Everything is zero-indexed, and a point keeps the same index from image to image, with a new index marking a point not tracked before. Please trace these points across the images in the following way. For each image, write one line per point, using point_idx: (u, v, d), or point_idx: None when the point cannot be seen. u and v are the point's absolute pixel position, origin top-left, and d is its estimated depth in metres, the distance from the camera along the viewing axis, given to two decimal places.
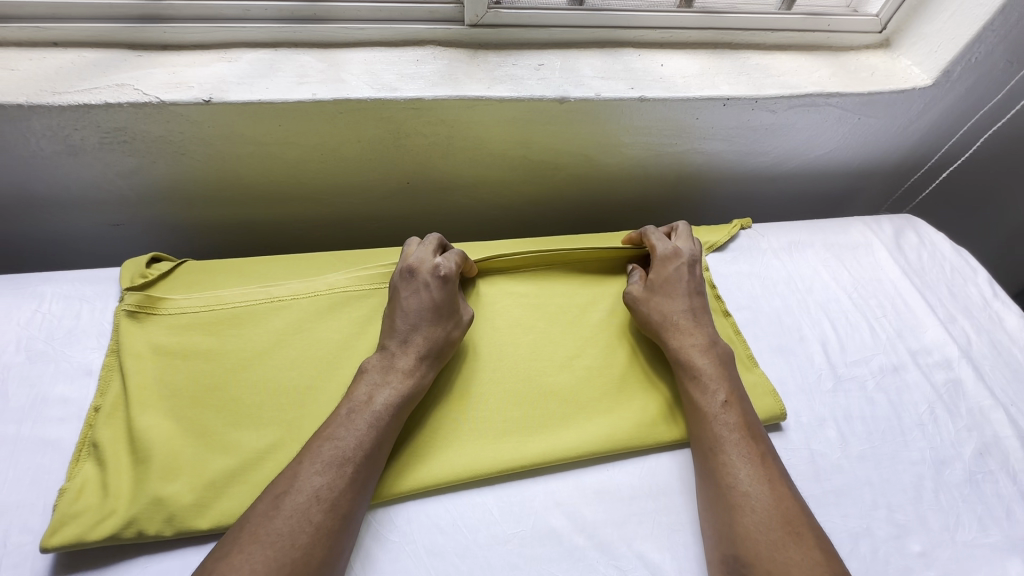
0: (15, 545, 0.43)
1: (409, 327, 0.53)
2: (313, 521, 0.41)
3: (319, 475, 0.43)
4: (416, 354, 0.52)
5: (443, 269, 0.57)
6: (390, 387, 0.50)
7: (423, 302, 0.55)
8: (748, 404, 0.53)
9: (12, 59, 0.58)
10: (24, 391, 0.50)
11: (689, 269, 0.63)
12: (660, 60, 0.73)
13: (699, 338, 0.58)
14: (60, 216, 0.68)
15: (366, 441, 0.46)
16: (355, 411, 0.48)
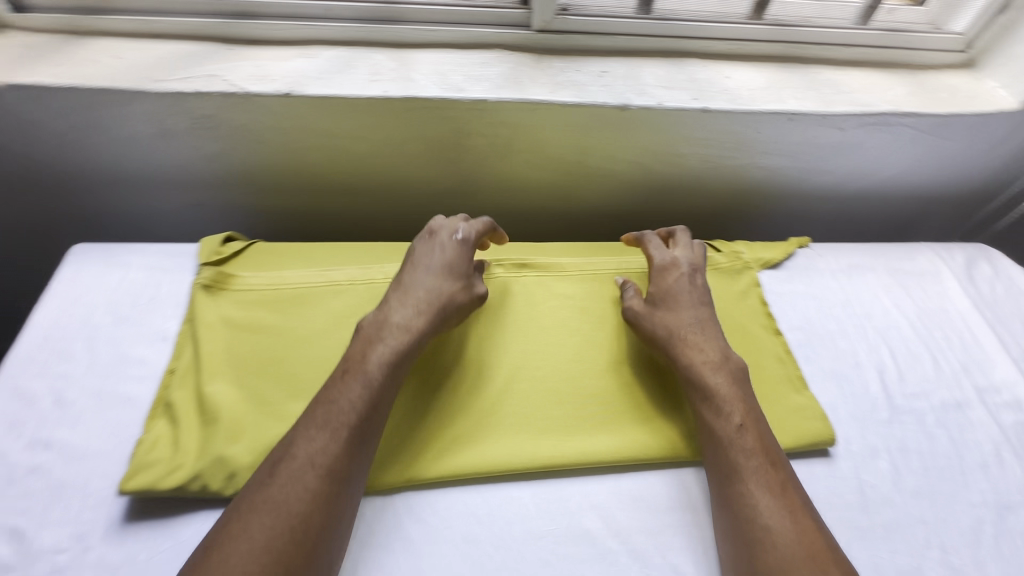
0: (94, 489, 0.47)
1: (410, 286, 0.56)
2: (309, 489, 0.42)
3: (312, 440, 0.44)
4: (422, 309, 0.54)
5: (454, 242, 0.59)
6: (384, 344, 0.51)
7: (438, 263, 0.58)
8: (765, 426, 0.51)
9: (119, 48, 0.64)
10: (110, 350, 0.55)
11: (691, 278, 0.62)
12: (726, 72, 0.73)
13: (712, 353, 0.55)
14: (145, 195, 0.73)
15: (360, 403, 0.47)
16: (348, 371, 0.49)
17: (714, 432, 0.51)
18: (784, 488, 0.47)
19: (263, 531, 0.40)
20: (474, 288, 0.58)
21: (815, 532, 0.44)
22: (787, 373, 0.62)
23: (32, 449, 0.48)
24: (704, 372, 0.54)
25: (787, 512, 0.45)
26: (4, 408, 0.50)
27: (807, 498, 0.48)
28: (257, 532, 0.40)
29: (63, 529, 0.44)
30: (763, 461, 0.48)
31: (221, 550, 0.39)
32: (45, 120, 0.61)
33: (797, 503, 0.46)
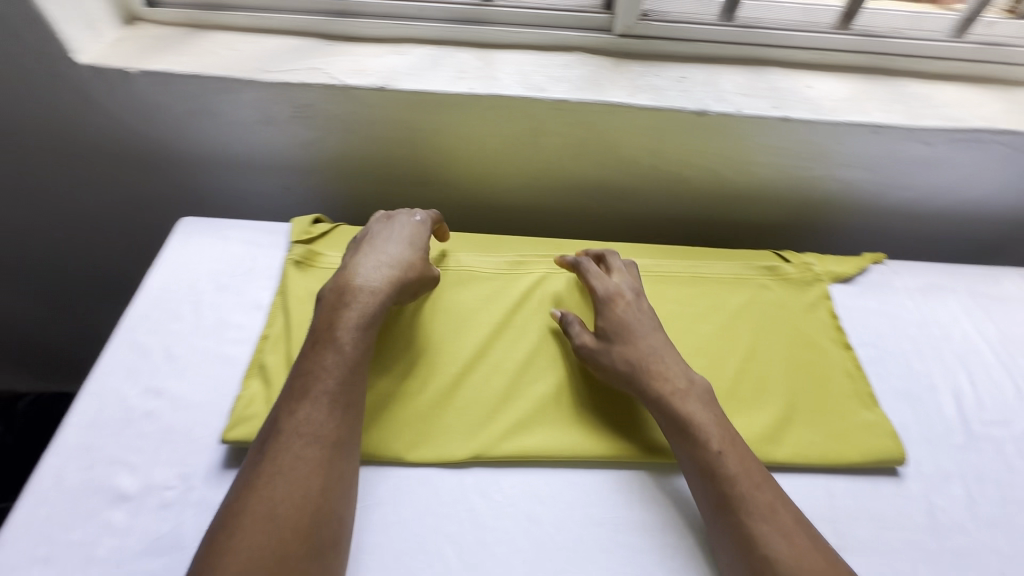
0: (198, 436, 0.52)
1: (374, 255, 0.58)
2: (304, 458, 0.45)
3: (295, 413, 0.47)
4: (386, 275, 0.57)
5: (406, 224, 0.63)
6: (351, 311, 0.53)
7: (395, 238, 0.61)
8: (739, 444, 0.51)
9: (233, 41, 0.70)
10: (213, 314, 0.61)
11: (637, 302, 0.61)
12: (808, 82, 0.72)
13: (677, 380, 0.54)
14: (241, 177, 0.79)
15: (336, 371, 0.50)
16: (320, 345, 0.51)
17: (695, 442, 0.51)
18: (763, 492, 0.48)
19: (266, 499, 0.43)
20: (429, 266, 0.61)
21: (799, 535, 0.46)
22: (857, 389, 0.61)
23: (145, 396, 0.54)
24: (673, 382, 0.54)
25: (773, 524, 0.46)
26: (123, 358, 0.56)
27: (785, 498, 0.49)
28: (260, 501, 0.43)
29: (171, 469, 0.50)
30: (749, 482, 0.49)
31: (231, 522, 0.43)
32: (166, 104, 0.68)
33: (788, 522, 0.46)
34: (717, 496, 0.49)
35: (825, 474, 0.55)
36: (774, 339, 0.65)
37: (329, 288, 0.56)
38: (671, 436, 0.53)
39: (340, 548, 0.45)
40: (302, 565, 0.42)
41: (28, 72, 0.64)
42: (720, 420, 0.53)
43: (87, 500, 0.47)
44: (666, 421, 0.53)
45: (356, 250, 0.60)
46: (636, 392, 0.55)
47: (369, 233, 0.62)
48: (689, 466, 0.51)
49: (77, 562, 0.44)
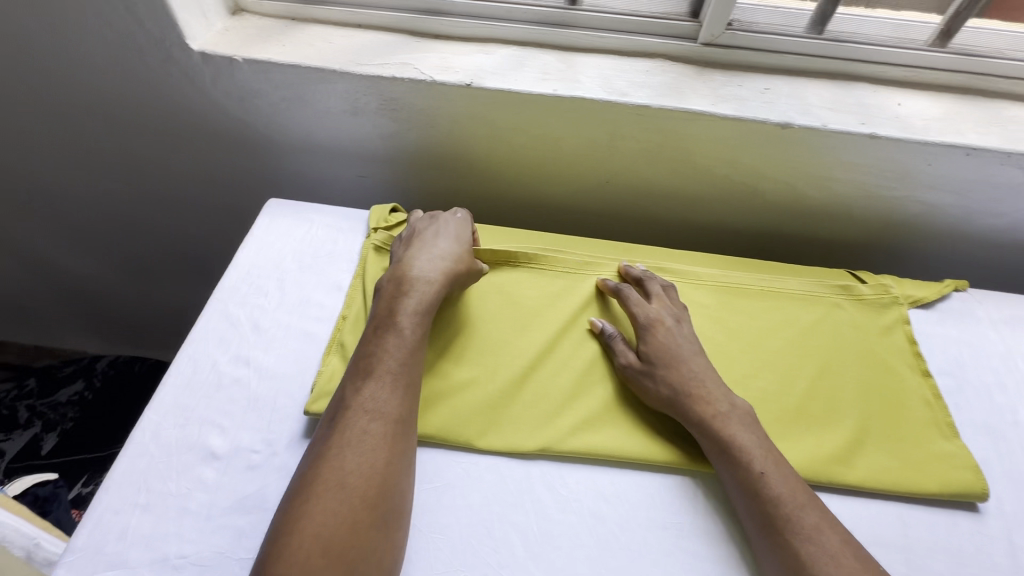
0: (282, 405, 0.55)
1: (426, 249, 0.60)
2: (369, 432, 0.47)
3: (361, 391, 0.49)
4: (439, 266, 0.59)
5: (454, 224, 0.64)
6: (410, 298, 0.55)
7: (443, 233, 0.63)
8: (783, 465, 0.51)
9: (328, 34, 0.73)
10: (296, 292, 0.64)
11: (678, 329, 0.60)
12: (897, 99, 0.70)
13: (719, 404, 0.54)
14: (321, 164, 0.83)
15: (397, 352, 0.52)
16: (380, 328, 0.53)
17: (736, 463, 0.51)
18: (811, 510, 0.48)
19: (337, 468, 0.45)
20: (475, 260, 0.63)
21: (846, 556, 0.45)
22: (935, 418, 0.59)
23: (234, 363, 0.57)
24: (715, 405, 0.54)
25: (822, 545, 0.45)
26: (215, 326, 0.60)
27: (833, 520, 0.48)
28: (331, 470, 0.45)
29: (257, 434, 0.52)
30: (795, 501, 0.48)
31: (304, 488, 0.44)
32: (263, 91, 0.72)
33: (836, 544, 0.45)
34: (761, 515, 0.48)
35: (898, 502, 0.54)
36: (848, 359, 0.63)
37: (386, 280, 0.59)
38: (713, 457, 0.52)
39: (403, 519, 0.46)
40: (370, 532, 0.43)
41: (145, 55, 0.69)
42: (763, 442, 0.52)
43: (181, 455, 0.51)
44: (708, 441, 0.53)
45: (406, 247, 0.62)
46: (677, 413, 0.55)
47: (419, 230, 0.64)
48: (733, 485, 0.51)
49: (172, 512, 0.48)
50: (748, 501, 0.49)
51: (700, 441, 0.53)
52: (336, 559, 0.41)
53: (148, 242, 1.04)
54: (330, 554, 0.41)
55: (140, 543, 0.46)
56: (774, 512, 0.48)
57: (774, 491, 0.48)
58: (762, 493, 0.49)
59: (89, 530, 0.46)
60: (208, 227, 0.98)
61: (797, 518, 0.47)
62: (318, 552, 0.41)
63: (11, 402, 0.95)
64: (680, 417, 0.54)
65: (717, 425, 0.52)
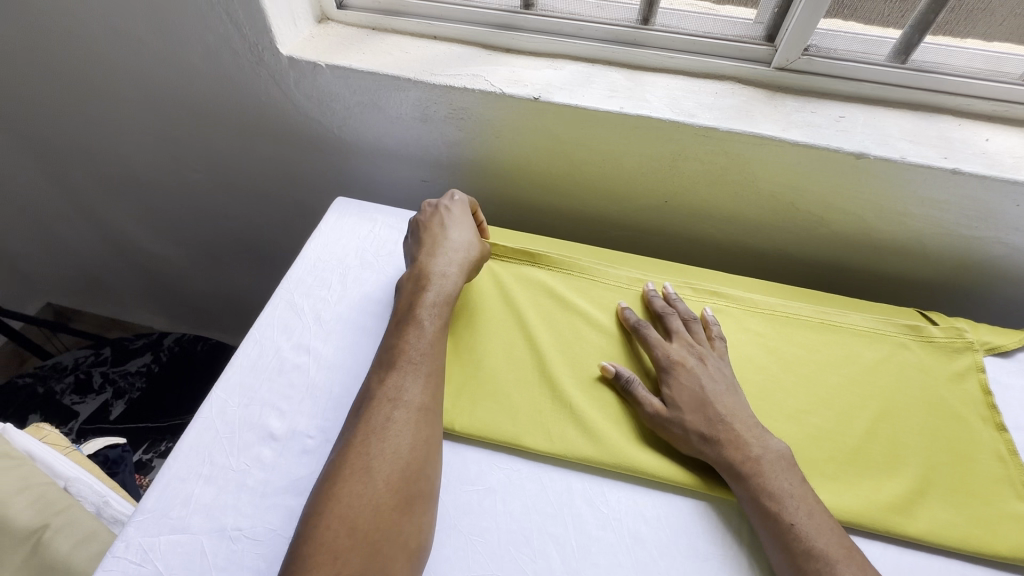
0: (337, 395, 0.57)
1: (438, 243, 0.62)
2: (391, 418, 0.49)
3: (384, 381, 0.51)
4: (454, 259, 0.61)
5: (455, 208, 0.66)
6: (430, 292, 0.58)
7: (452, 224, 0.64)
8: (818, 515, 0.49)
9: (405, 45, 0.76)
10: (356, 287, 0.66)
11: (701, 368, 0.58)
12: (984, 134, 0.66)
13: (750, 449, 0.52)
14: (387, 167, 0.86)
15: (416, 342, 0.54)
16: (405, 323, 0.55)
17: (766, 511, 0.49)
18: (849, 564, 0.46)
19: (361, 453, 0.47)
20: (482, 241, 0.66)
21: None
22: (1008, 476, 0.55)
23: (296, 351, 0.60)
24: (751, 448, 0.52)
25: None
26: (281, 314, 0.63)
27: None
28: (355, 455, 0.47)
29: (312, 420, 0.55)
30: (828, 552, 0.46)
31: (330, 471, 0.47)
32: (340, 95, 0.76)
33: None
34: (794, 566, 0.46)
35: (961, 561, 0.51)
36: (912, 403, 0.60)
37: (405, 277, 0.61)
38: (746, 502, 0.50)
39: (430, 503, 0.47)
40: (396, 515, 0.45)
41: (239, 58, 0.74)
42: (796, 488, 0.50)
43: (243, 433, 0.54)
44: (741, 485, 0.51)
45: (417, 241, 0.64)
46: (708, 454, 0.52)
47: (425, 221, 0.65)
48: (767, 531, 0.49)
49: (231, 486, 0.50)
50: (782, 548, 0.47)
51: (733, 485, 0.51)
52: (362, 540, 0.43)
53: (220, 230, 1.11)
54: (356, 535, 0.43)
55: (201, 511, 0.49)
56: (809, 561, 0.46)
57: (806, 542, 0.47)
58: (797, 541, 0.47)
59: (157, 494, 0.50)
60: (276, 219, 1.04)
61: (834, 571, 0.45)
62: (343, 534, 0.43)
63: (87, 368, 1.03)
64: (713, 457, 0.52)
65: (750, 472, 0.50)
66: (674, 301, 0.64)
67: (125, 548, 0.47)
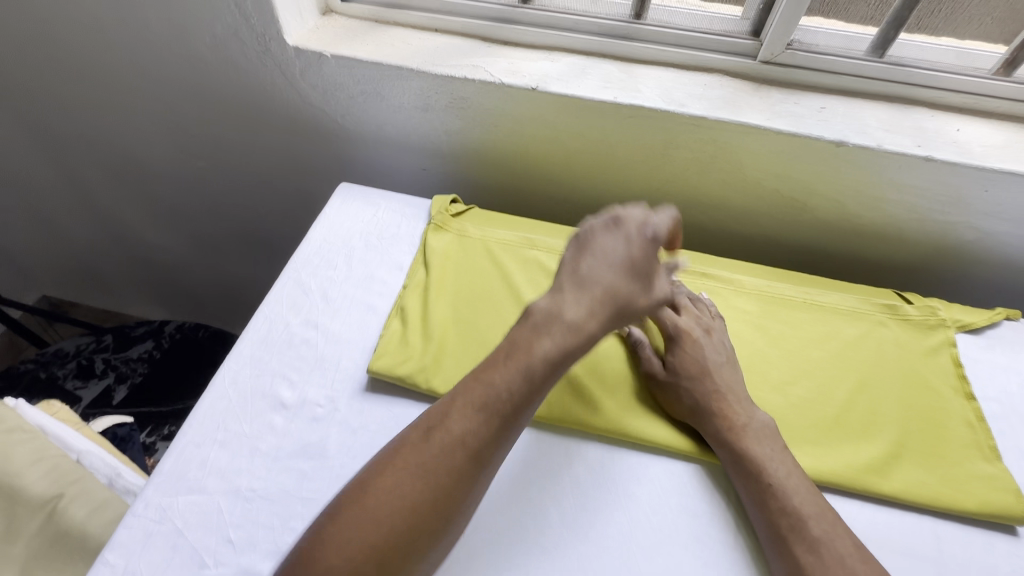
0: (344, 368, 0.60)
1: (591, 281, 0.50)
2: (460, 462, 0.44)
3: (464, 417, 0.46)
4: (596, 313, 0.49)
5: (637, 244, 0.52)
6: (552, 342, 0.48)
7: (616, 260, 0.51)
8: (797, 477, 0.52)
9: (407, 37, 0.79)
10: (362, 268, 0.69)
11: (706, 340, 0.61)
12: (956, 125, 0.70)
13: (739, 415, 0.56)
14: (389, 155, 0.89)
15: (518, 393, 0.46)
16: (512, 358, 0.47)
17: (746, 472, 0.52)
18: (820, 521, 0.49)
19: (417, 488, 0.43)
20: (648, 287, 0.53)
21: (852, 561, 0.46)
22: (977, 440, 0.59)
23: (304, 326, 0.62)
24: (737, 415, 0.56)
25: (821, 555, 0.47)
26: (289, 293, 0.65)
27: (844, 529, 0.49)
28: (411, 487, 0.43)
29: (321, 390, 0.58)
30: (805, 510, 0.49)
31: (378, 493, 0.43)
32: (345, 84, 0.78)
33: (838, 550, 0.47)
34: (769, 522, 0.50)
35: (933, 517, 0.54)
36: (889, 376, 0.64)
37: (538, 305, 0.50)
38: (728, 465, 0.54)
39: (443, 549, 0.45)
40: (411, 559, 0.42)
41: (246, 48, 0.77)
42: (777, 452, 0.53)
43: (255, 402, 0.56)
44: (724, 449, 0.54)
45: (575, 261, 0.52)
46: (697, 421, 0.56)
47: (594, 245, 0.52)
48: (746, 491, 0.52)
49: (245, 451, 0.53)
50: (759, 507, 0.51)
51: (717, 449, 0.55)
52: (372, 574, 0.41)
53: (221, 220, 1.12)
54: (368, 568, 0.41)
55: (217, 474, 0.51)
56: (782, 519, 0.49)
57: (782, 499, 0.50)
58: (772, 501, 0.50)
59: (174, 457, 0.52)
60: (278, 208, 1.06)
61: (806, 528, 0.48)
62: (358, 562, 0.41)
63: (89, 355, 1.04)
64: (700, 424, 0.56)
65: (732, 435, 0.54)
66: (681, 279, 0.67)
67: (144, 507, 0.49)
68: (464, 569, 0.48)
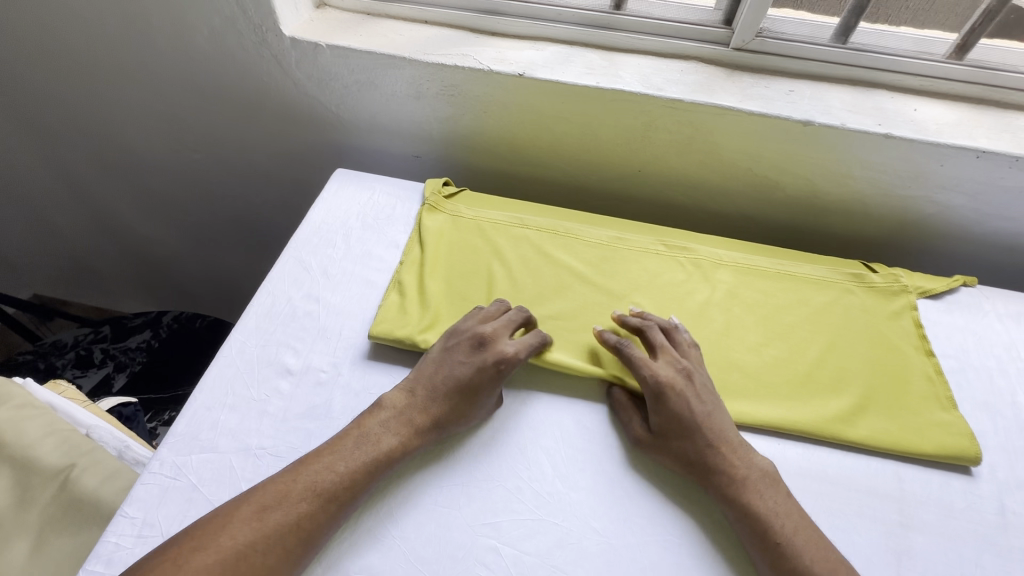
0: (346, 337, 0.63)
1: (432, 386, 0.57)
2: (290, 544, 0.46)
3: (297, 496, 0.48)
4: (424, 419, 0.55)
5: (482, 361, 0.57)
6: (388, 439, 0.53)
7: (459, 370, 0.57)
8: (808, 532, 0.50)
9: (398, 28, 0.83)
10: (359, 246, 0.72)
11: (689, 386, 0.58)
12: (913, 105, 0.76)
13: (743, 469, 0.54)
14: (382, 142, 0.92)
15: (356, 484, 0.50)
16: (357, 442, 0.52)
17: (753, 528, 0.50)
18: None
19: (235, 571, 0.44)
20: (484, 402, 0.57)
21: None
22: (935, 392, 0.64)
23: (306, 300, 0.66)
24: (736, 468, 0.54)
25: None
26: (290, 270, 0.68)
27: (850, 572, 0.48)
28: (232, 569, 0.43)
29: (325, 357, 0.61)
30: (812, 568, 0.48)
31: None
32: (339, 74, 0.82)
33: None
34: None
35: (895, 461, 0.59)
36: (855, 337, 0.68)
37: (392, 399, 0.56)
38: (733, 522, 0.52)
39: None
40: None
41: (243, 39, 0.80)
42: (781, 505, 0.52)
43: (262, 369, 0.59)
44: (729, 506, 0.52)
45: (434, 361, 0.59)
46: (698, 476, 0.54)
47: (451, 352, 0.59)
48: (754, 549, 0.50)
49: (254, 413, 0.56)
50: (771, 566, 0.49)
51: (719, 504, 0.53)
52: None
53: (217, 213, 1.15)
54: None
55: (228, 434, 0.54)
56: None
57: (787, 545, 0.49)
58: (783, 559, 0.48)
59: (187, 419, 0.55)
60: (272, 198, 1.09)
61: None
62: None
63: (87, 345, 1.05)
64: (700, 478, 0.54)
65: (735, 485, 0.53)
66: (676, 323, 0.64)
67: (160, 465, 0.52)
68: (467, 516, 0.52)
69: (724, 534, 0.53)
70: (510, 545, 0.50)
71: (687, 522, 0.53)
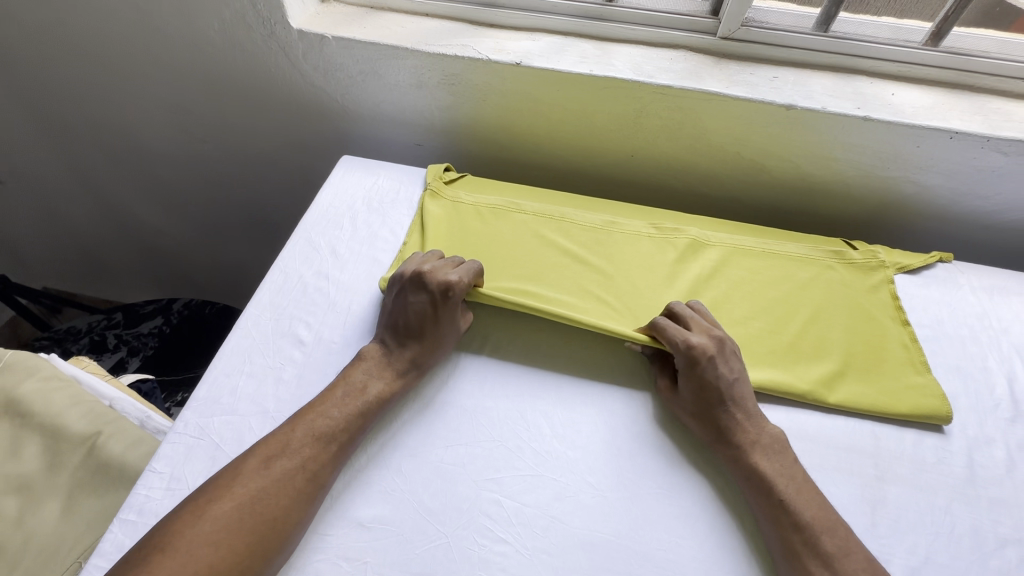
0: (355, 311, 0.67)
1: (398, 330, 0.62)
2: (298, 485, 0.50)
3: (298, 442, 0.52)
4: (403, 359, 0.60)
5: (429, 292, 0.62)
6: (372, 386, 0.58)
7: (414, 309, 0.62)
8: (809, 487, 0.54)
9: (400, 21, 0.86)
10: (366, 227, 0.76)
11: (720, 355, 0.61)
12: (891, 90, 0.79)
13: (753, 433, 0.57)
14: (385, 130, 0.96)
15: (351, 425, 0.55)
16: (348, 394, 0.56)
17: (751, 481, 0.54)
18: (832, 535, 0.50)
19: (253, 513, 0.47)
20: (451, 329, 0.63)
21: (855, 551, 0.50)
22: (911, 358, 0.68)
23: (317, 277, 0.69)
24: (748, 433, 0.57)
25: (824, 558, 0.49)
26: (301, 249, 0.72)
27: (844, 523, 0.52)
28: (249, 512, 0.47)
29: (335, 329, 0.65)
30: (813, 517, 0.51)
31: (209, 523, 0.46)
32: (344, 64, 0.85)
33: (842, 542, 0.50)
34: (782, 534, 0.51)
35: (872, 421, 0.63)
36: (836, 310, 0.72)
37: (371, 350, 0.61)
38: (741, 482, 0.55)
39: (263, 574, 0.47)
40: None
41: (252, 32, 0.83)
42: (786, 467, 0.55)
43: (276, 341, 0.63)
44: (737, 467, 0.56)
45: (390, 308, 0.63)
46: (714, 440, 0.58)
47: (400, 297, 0.63)
48: (758, 504, 0.54)
49: (270, 379, 0.60)
50: (768, 515, 0.53)
51: (729, 464, 0.56)
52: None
53: (225, 202, 1.18)
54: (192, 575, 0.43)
55: (246, 398, 0.58)
56: (797, 531, 0.51)
57: (783, 495, 0.53)
58: (785, 513, 0.52)
59: (208, 385, 0.58)
60: (278, 187, 1.12)
61: (819, 541, 0.50)
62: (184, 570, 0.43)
63: (101, 331, 1.09)
64: (716, 440, 0.57)
65: (739, 445, 0.56)
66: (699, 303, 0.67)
67: (184, 426, 0.56)
68: (471, 471, 0.55)
69: (709, 486, 0.57)
70: (511, 497, 0.54)
71: (676, 476, 0.57)
